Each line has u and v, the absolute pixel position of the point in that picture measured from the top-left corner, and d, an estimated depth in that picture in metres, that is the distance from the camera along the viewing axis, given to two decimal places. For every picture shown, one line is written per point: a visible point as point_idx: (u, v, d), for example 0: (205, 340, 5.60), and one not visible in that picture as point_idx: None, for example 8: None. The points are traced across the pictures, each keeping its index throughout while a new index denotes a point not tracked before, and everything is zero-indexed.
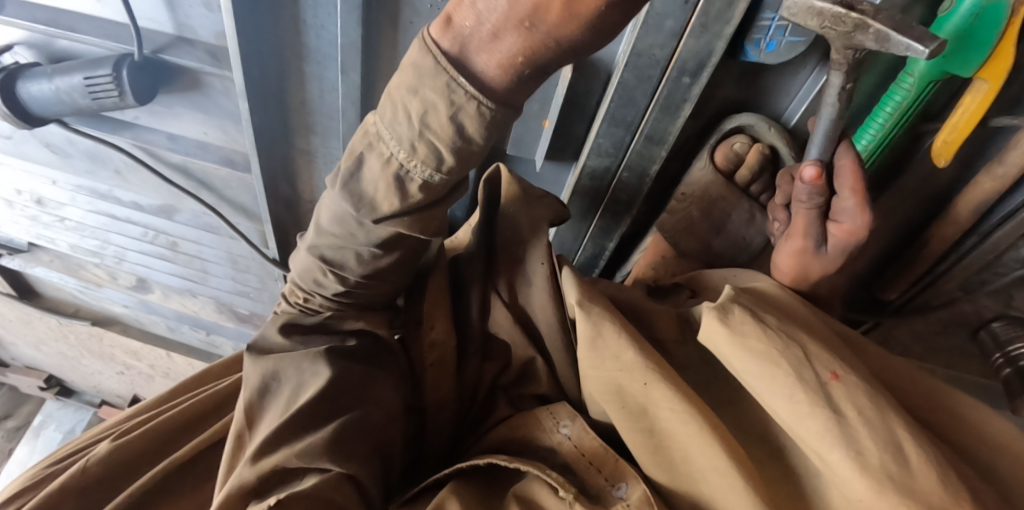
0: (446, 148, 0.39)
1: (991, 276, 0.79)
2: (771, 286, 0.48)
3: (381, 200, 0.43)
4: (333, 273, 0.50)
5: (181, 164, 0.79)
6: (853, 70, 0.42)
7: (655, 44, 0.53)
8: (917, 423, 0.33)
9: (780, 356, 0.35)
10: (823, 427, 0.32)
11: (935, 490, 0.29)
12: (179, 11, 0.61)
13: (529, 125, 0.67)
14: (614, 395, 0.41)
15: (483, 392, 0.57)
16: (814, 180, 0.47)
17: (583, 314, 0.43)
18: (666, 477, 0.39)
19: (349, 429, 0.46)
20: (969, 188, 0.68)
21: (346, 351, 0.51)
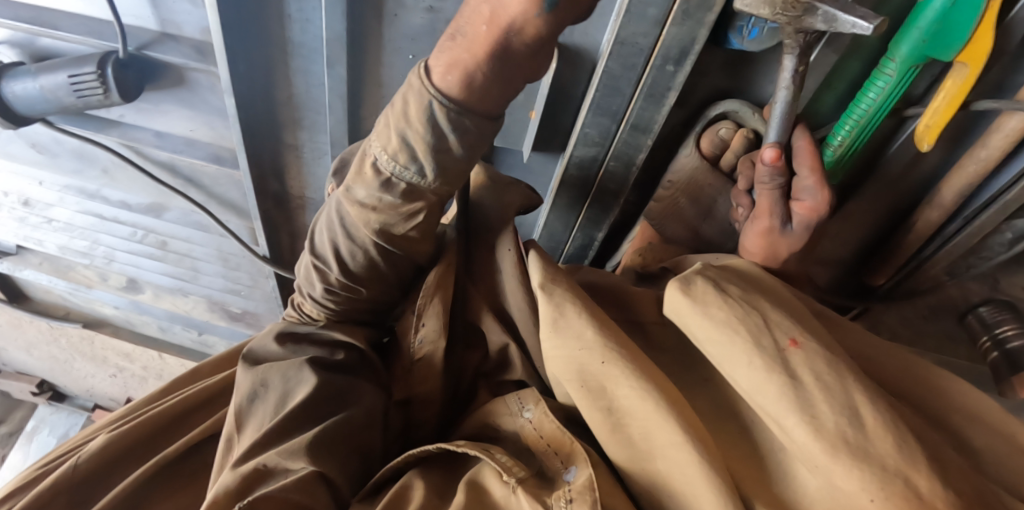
0: (413, 138, 0.46)
1: (977, 260, 0.81)
2: (748, 264, 0.47)
3: (356, 179, 0.51)
4: (319, 270, 0.56)
5: (169, 162, 0.79)
6: (804, 53, 0.49)
7: (638, 32, 0.54)
8: (876, 388, 0.34)
9: (740, 324, 0.37)
10: (779, 391, 0.33)
11: (890, 452, 0.30)
12: (163, 7, 0.60)
13: (517, 115, 0.67)
14: (575, 374, 0.41)
15: (465, 382, 0.58)
16: (774, 162, 0.53)
17: (545, 297, 0.45)
18: (623, 455, 0.39)
19: (328, 432, 0.47)
20: (952, 173, 0.70)
21: (330, 363, 0.54)
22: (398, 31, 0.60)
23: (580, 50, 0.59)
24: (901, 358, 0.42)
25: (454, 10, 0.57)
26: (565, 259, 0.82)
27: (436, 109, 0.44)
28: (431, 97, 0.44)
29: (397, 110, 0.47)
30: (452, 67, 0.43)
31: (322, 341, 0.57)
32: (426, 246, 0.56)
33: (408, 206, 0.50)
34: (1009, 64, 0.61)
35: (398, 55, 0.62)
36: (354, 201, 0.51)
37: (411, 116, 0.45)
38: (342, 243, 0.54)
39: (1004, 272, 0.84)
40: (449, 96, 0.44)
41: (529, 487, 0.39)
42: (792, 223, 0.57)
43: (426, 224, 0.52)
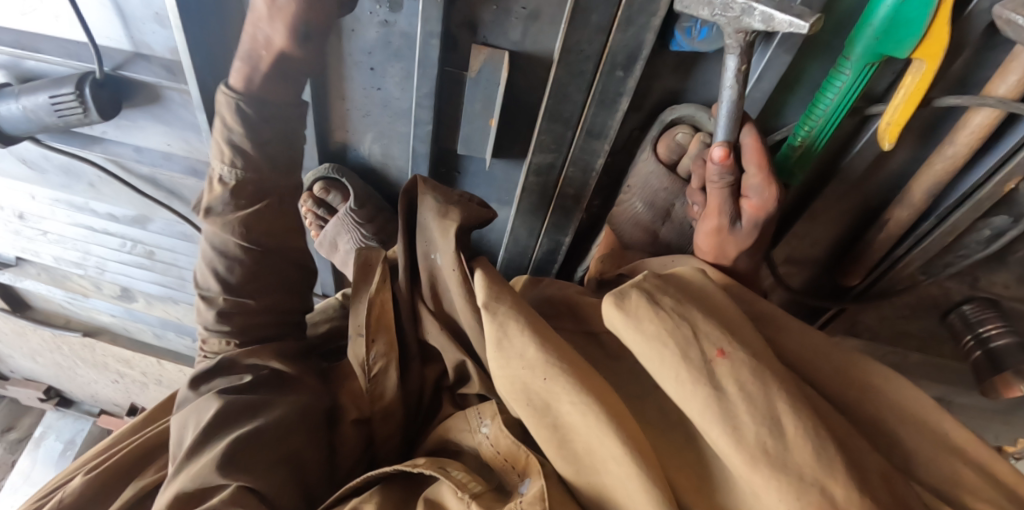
0: (245, 135, 0.58)
1: (953, 258, 0.80)
2: (693, 272, 0.48)
3: (211, 198, 0.60)
4: (204, 299, 0.62)
5: (150, 175, 0.83)
6: (745, 53, 0.49)
7: (582, 40, 0.55)
8: (802, 396, 0.37)
9: (669, 337, 0.39)
10: (705, 403, 0.36)
11: (807, 462, 0.33)
12: (133, 28, 0.63)
13: (475, 124, 0.66)
14: (520, 392, 0.43)
15: (427, 396, 0.64)
16: (722, 160, 0.54)
17: (489, 317, 0.46)
18: (570, 470, 0.41)
19: (238, 443, 0.50)
20: (921, 170, 0.69)
21: (239, 387, 0.56)
22: (355, 44, 0.62)
23: (532, 58, 0.60)
24: (841, 358, 0.45)
25: (406, 22, 0.58)
26: (534, 266, 0.83)
27: (238, 106, 0.57)
28: (233, 100, 0.56)
29: (217, 126, 0.58)
30: (252, 66, 0.55)
31: (236, 369, 0.60)
32: (291, 242, 0.66)
33: (258, 204, 0.61)
34: (972, 56, 0.60)
35: (358, 67, 0.64)
36: (213, 215, 0.60)
37: (230, 124, 0.57)
38: (218, 265, 0.61)
39: (985, 271, 0.81)
40: (237, 93, 0.57)
41: (484, 501, 0.42)
42: (740, 220, 0.59)
43: (281, 213, 0.63)
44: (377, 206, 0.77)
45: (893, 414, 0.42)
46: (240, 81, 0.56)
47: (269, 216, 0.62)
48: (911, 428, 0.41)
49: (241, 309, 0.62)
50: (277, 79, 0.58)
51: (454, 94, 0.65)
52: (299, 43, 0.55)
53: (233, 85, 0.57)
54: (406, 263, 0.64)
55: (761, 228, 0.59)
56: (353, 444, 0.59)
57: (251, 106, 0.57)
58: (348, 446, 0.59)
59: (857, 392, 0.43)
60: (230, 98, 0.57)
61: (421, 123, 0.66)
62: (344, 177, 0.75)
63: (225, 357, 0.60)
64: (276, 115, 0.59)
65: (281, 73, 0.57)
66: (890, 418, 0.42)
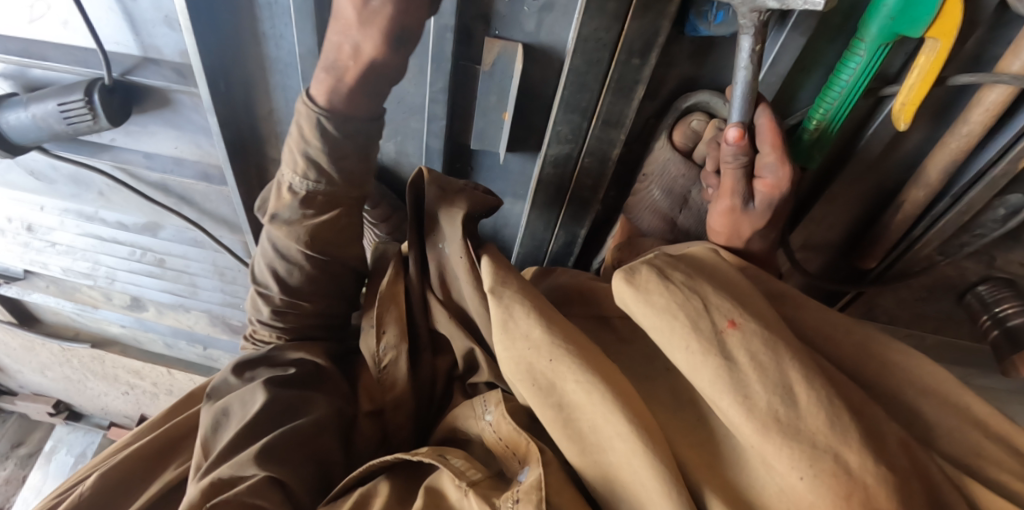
0: (322, 153, 0.56)
1: (970, 237, 0.79)
2: (705, 252, 0.48)
3: (280, 205, 0.60)
4: (262, 292, 0.63)
5: (161, 182, 0.82)
6: (759, 33, 0.49)
7: (599, 28, 0.54)
8: (815, 364, 0.37)
9: (678, 309, 0.39)
10: (715, 372, 0.36)
11: (821, 429, 0.33)
12: (143, 32, 0.63)
13: (489, 118, 0.65)
14: (525, 373, 0.47)
15: (440, 387, 0.64)
16: (738, 141, 0.55)
17: (496, 300, 0.51)
18: (577, 453, 0.44)
19: (278, 439, 0.51)
20: (937, 150, 0.69)
21: (283, 380, 0.57)
22: None
23: (546, 50, 0.60)
24: (862, 334, 0.44)
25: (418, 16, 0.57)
26: (550, 258, 0.82)
27: (323, 121, 0.55)
28: (316, 114, 0.55)
29: (295, 136, 0.57)
30: (336, 78, 0.53)
31: (279, 362, 0.60)
32: (352, 250, 0.64)
33: (327, 214, 0.60)
34: (984, 35, 0.60)
35: None
36: (279, 221, 0.60)
37: (308, 136, 0.56)
38: (280, 266, 0.62)
39: (1002, 249, 0.81)
40: (328, 109, 0.55)
41: (481, 489, 0.44)
42: (754, 200, 0.59)
43: (345, 226, 0.61)
44: (392, 205, 0.76)
45: (912, 387, 0.42)
46: (324, 96, 0.55)
47: (335, 227, 0.61)
48: (930, 400, 0.41)
49: (295, 309, 0.63)
50: (370, 92, 0.55)
51: (467, 88, 0.65)
52: (394, 51, 0.51)
53: (315, 98, 0.55)
54: (416, 258, 0.64)
55: (772, 208, 0.59)
56: (369, 437, 0.60)
57: (334, 124, 0.55)
58: (365, 439, 0.60)
59: (878, 366, 0.43)
60: (314, 112, 0.55)
61: (435, 117, 0.65)
62: None
63: (271, 349, 0.62)
64: (358, 129, 0.57)
65: (373, 82, 0.53)
66: (909, 393, 0.42)
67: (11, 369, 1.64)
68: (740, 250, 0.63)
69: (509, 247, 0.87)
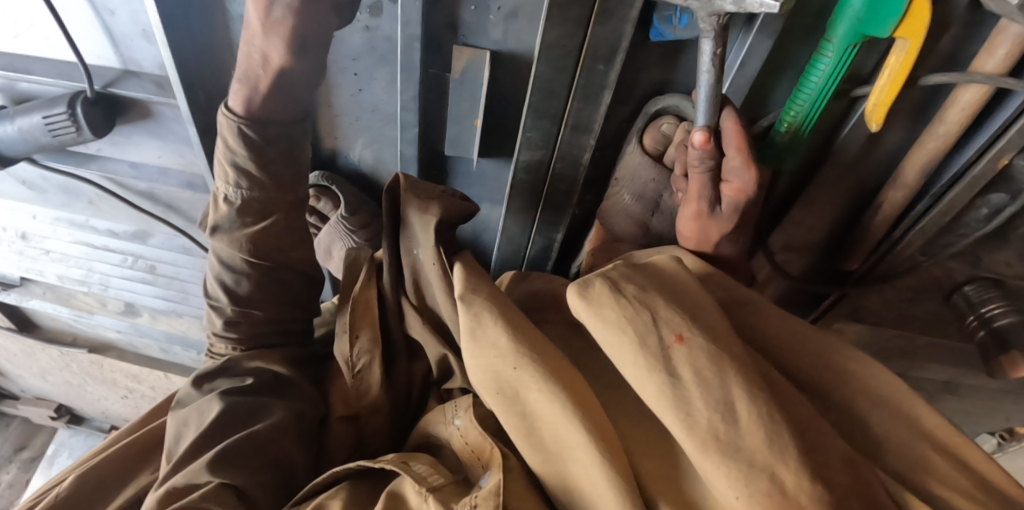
0: (247, 160, 0.58)
1: (954, 238, 0.79)
2: (668, 262, 0.48)
3: (217, 217, 0.62)
4: (214, 307, 0.65)
5: (148, 191, 0.84)
6: (720, 36, 0.49)
7: (562, 35, 0.55)
8: (760, 379, 0.38)
9: (628, 324, 0.39)
10: (660, 389, 0.37)
11: (759, 447, 0.34)
12: (123, 46, 0.64)
13: (462, 125, 0.66)
14: (492, 380, 0.47)
15: (416, 391, 0.65)
16: (703, 145, 0.54)
17: (465, 307, 0.50)
18: (539, 459, 0.44)
19: (232, 446, 0.52)
20: (914, 150, 0.68)
21: (240, 389, 0.59)
22: (338, 50, 0.62)
23: (514, 56, 0.60)
24: (822, 343, 0.46)
25: (388, 27, 0.59)
26: (529, 262, 0.82)
27: (245, 130, 0.57)
28: (236, 123, 0.56)
29: (222, 148, 0.59)
30: (251, 88, 0.55)
31: (236, 372, 0.62)
32: (295, 254, 0.66)
33: (266, 220, 0.62)
34: (960, 33, 0.59)
35: (344, 74, 0.65)
36: (220, 232, 0.62)
37: (233, 146, 0.57)
38: (226, 277, 0.64)
39: (986, 250, 0.81)
40: (247, 118, 0.57)
41: (442, 495, 0.44)
42: (721, 204, 0.60)
43: (283, 231, 0.64)
44: (370, 212, 0.77)
45: (862, 397, 0.43)
46: (242, 105, 0.57)
47: (273, 233, 0.63)
48: (883, 412, 0.42)
49: (247, 318, 0.65)
50: (290, 96, 0.57)
51: (439, 95, 0.66)
52: (299, 57, 0.52)
53: (234, 109, 0.57)
54: (390, 263, 0.64)
55: (739, 212, 0.59)
56: (343, 440, 0.61)
57: (255, 130, 0.57)
58: (340, 443, 0.61)
59: (833, 374, 0.44)
60: (234, 122, 0.57)
61: (408, 125, 0.66)
62: (334, 184, 0.75)
63: (228, 360, 0.63)
64: (281, 134, 0.59)
65: (280, 89, 0.55)
66: (862, 404, 0.43)
67: (13, 374, 1.67)
68: (710, 254, 0.64)
69: (489, 251, 0.88)
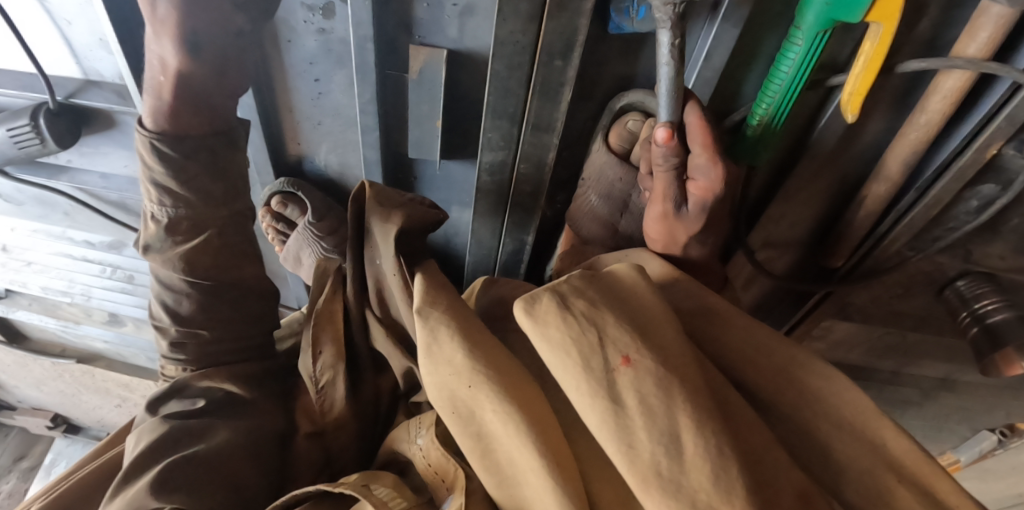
0: (166, 177, 0.54)
1: (942, 232, 0.76)
2: (628, 273, 0.47)
3: (149, 236, 0.58)
4: (158, 328, 0.60)
5: (119, 201, 0.84)
6: (677, 26, 0.47)
7: (515, 31, 0.53)
8: (709, 405, 0.38)
9: (573, 346, 0.39)
10: (603, 417, 0.37)
11: (703, 486, 0.34)
12: (81, 55, 0.64)
13: (423, 127, 0.65)
14: (447, 400, 0.45)
15: (385, 404, 0.64)
16: (667, 141, 0.53)
17: (421, 321, 0.48)
18: (495, 483, 0.43)
19: (175, 466, 0.48)
20: (896, 141, 0.66)
21: (190, 412, 0.55)
22: (294, 55, 0.61)
23: (472, 54, 0.59)
24: (784, 359, 0.46)
25: (342, 28, 0.58)
26: (501, 266, 0.81)
27: (156, 145, 0.52)
28: (148, 138, 0.52)
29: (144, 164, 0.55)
30: (158, 98, 0.50)
31: (189, 393, 0.57)
32: (235, 270, 0.62)
33: (196, 238, 0.58)
34: (938, 16, 0.57)
35: (302, 78, 0.64)
36: (153, 252, 0.58)
37: (150, 162, 0.53)
38: (166, 298, 0.59)
39: (978, 243, 0.77)
40: (161, 133, 0.52)
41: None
42: (686, 204, 0.58)
43: (219, 247, 0.59)
44: (338, 217, 0.76)
45: (824, 416, 0.43)
46: (154, 119, 0.52)
47: (208, 250, 0.59)
48: (843, 436, 0.42)
49: (194, 339, 0.60)
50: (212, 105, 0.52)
51: (400, 98, 0.64)
52: (195, 60, 0.48)
53: (149, 125, 0.53)
54: (353, 275, 0.60)
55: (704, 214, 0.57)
56: (309, 460, 0.58)
57: (169, 145, 0.52)
58: (304, 464, 0.57)
59: (794, 394, 0.44)
60: (148, 139, 0.53)
61: (369, 129, 0.65)
62: (301, 190, 0.74)
63: (178, 381, 0.58)
64: (199, 147, 0.54)
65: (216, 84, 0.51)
66: (819, 422, 0.43)
67: (7, 384, 1.68)
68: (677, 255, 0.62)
69: (462, 256, 0.86)
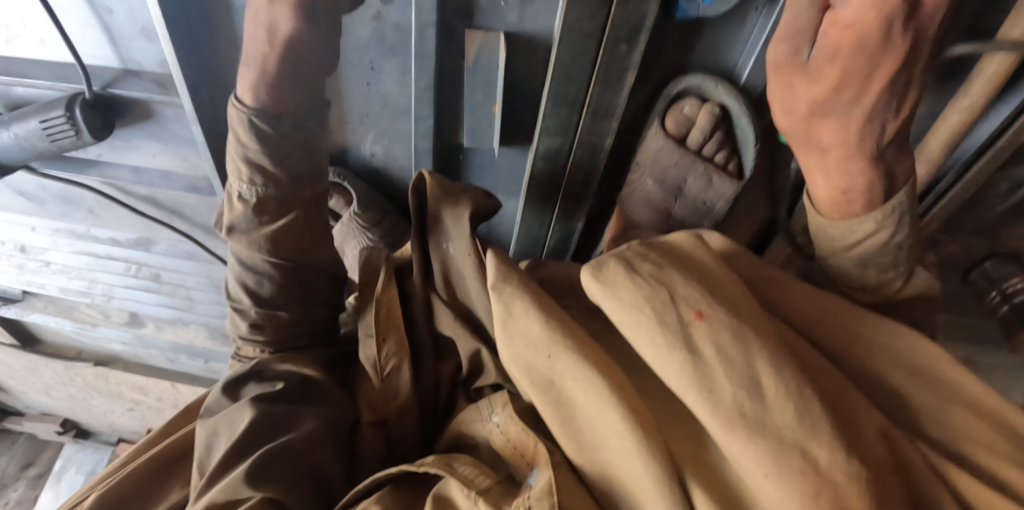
0: (265, 158, 0.55)
1: (976, 211, 0.77)
2: (691, 243, 0.43)
3: (234, 216, 0.59)
4: (236, 308, 0.62)
5: (150, 196, 0.82)
6: None
7: (583, 16, 0.52)
8: (786, 353, 0.35)
9: (645, 303, 0.36)
10: (681, 368, 0.34)
11: (788, 424, 0.31)
12: (120, 44, 0.62)
13: (478, 114, 0.64)
14: (525, 371, 0.42)
15: (444, 393, 0.60)
16: None
17: (495, 297, 0.45)
18: (574, 449, 0.40)
19: (267, 457, 0.48)
20: (936, 124, 0.60)
21: (272, 396, 0.53)
22: (349, 43, 0.60)
23: (530, 40, 0.58)
24: (850, 315, 0.42)
25: (398, 14, 0.57)
26: (547, 253, 0.81)
27: (256, 122, 0.53)
28: (247, 114, 0.53)
29: (234, 140, 0.55)
30: (260, 72, 0.51)
31: (267, 376, 0.57)
32: (319, 253, 0.62)
33: (284, 218, 0.58)
34: None
35: (357, 67, 0.63)
36: (237, 233, 0.59)
37: (245, 139, 0.54)
38: (248, 280, 0.60)
39: (1007, 225, 0.77)
40: (260, 110, 0.53)
41: (491, 497, 0.40)
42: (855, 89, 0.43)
43: (306, 228, 0.60)
44: (382, 208, 0.75)
45: (897, 365, 0.39)
46: (253, 96, 0.53)
47: (294, 232, 0.59)
48: (921, 387, 0.37)
49: (272, 321, 0.60)
50: (301, 82, 0.53)
51: (453, 86, 0.63)
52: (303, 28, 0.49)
53: (245, 100, 0.54)
54: (419, 261, 0.59)
55: (837, 61, 0.41)
56: (373, 448, 0.57)
57: (268, 123, 0.54)
58: (369, 453, 0.56)
59: (864, 349, 0.40)
60: (244, 114, 0.54)
61: (422, 117, 0.64)
62: (347, 181, 0.73)
63: (257, 363, 0.59)
64: (294, 127, 0.55)
65: (293, 68, 0.51)
66: (892, 371, 0.38)
67: (16, 390, 1.64)
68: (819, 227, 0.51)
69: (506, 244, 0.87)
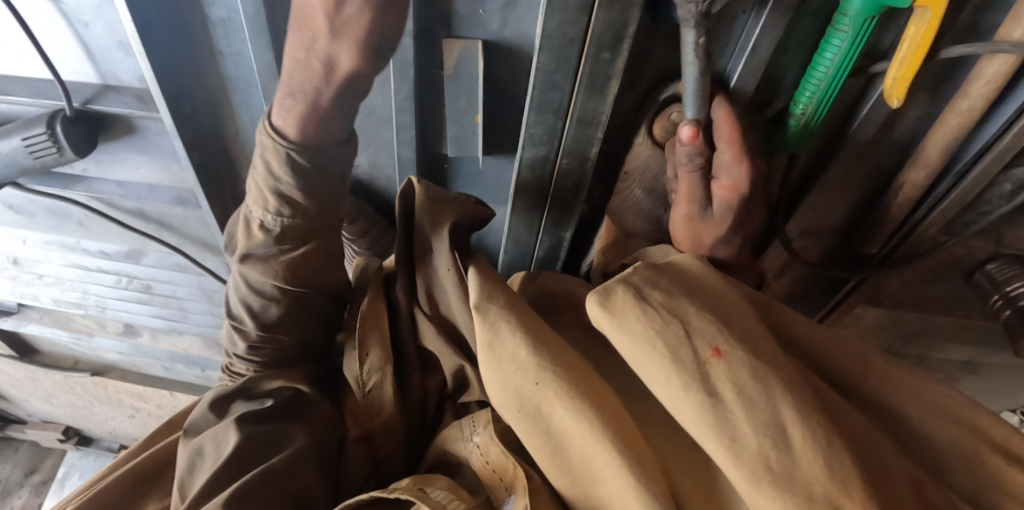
0: (294, 188, 0.53)
1: (975, 216, 0.71)
2: (693, 263, 0.42)
3: (250, 243, 0.58)
4: (237, 326, 0.61)
5: (138, 209, 0.81)
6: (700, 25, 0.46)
7: (564, 23, 0.51)
8: (809, 394, 0.33)
9: (658, 337, 0.35)
10: (700, 412, 0.32)
11: (818, 478, 0.29)
12: (99, 59, 0.61)
13: (462, 122, 0.63)
14: (512, 397, 0.41)
15: (432, 408, 0.60)
16: None
17: (481, 316, 0.44)
18: (566, 481, 0.39)
19: (249, 485, 0.46)
20: (934, 127, 0.58)
21: (258, 415, 0.53)
22: None
23: (512, 47, 0.57)
24: (859, 344, 0.40)
25: None
26: (537, 263, 0.81)
27: (294, 156, 0.51)
28: (281, 145, 0.51)
29: (262, 172, 0.53)
30: None
31: (254, 394, 0.56)
32: (328, 277, 0.61)
33: (300, 248, 0.57)
34: None
35: None
36: (252, 258, 0.58)
37: (278, 173, 0.52)
38: (253, 301, 0.59)
39: (1009, 225, 0.73)
40: (295, 142, 0.51)
41: None
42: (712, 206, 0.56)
43: (321, 257, 0.59)
44: (368, 219, 0.75)
45: (914, 399, 0.38)
46: (297, 130, 0.50)
47: (308, 259, 0.58)
48: (938, 420, 0.37)
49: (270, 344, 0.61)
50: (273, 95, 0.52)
51: (436, 95, 0.62)
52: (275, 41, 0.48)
53: (282, 133, 0.51)
54: (400, 275, 0.58)
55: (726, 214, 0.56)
56: (360, 465, 0.56)
57: (306, 156, 0.52)
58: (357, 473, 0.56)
59: (878, 379, 0.39)
60: (283, 147, 0.51)
61: (404, 127, 0.64)
62: None
63: (246, 380, 0.58)
64: (332, 158, 0.54)
65: None
66: (909, 405, 0.38)
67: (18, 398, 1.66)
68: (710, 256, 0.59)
69: (496, 253, 0.86)
